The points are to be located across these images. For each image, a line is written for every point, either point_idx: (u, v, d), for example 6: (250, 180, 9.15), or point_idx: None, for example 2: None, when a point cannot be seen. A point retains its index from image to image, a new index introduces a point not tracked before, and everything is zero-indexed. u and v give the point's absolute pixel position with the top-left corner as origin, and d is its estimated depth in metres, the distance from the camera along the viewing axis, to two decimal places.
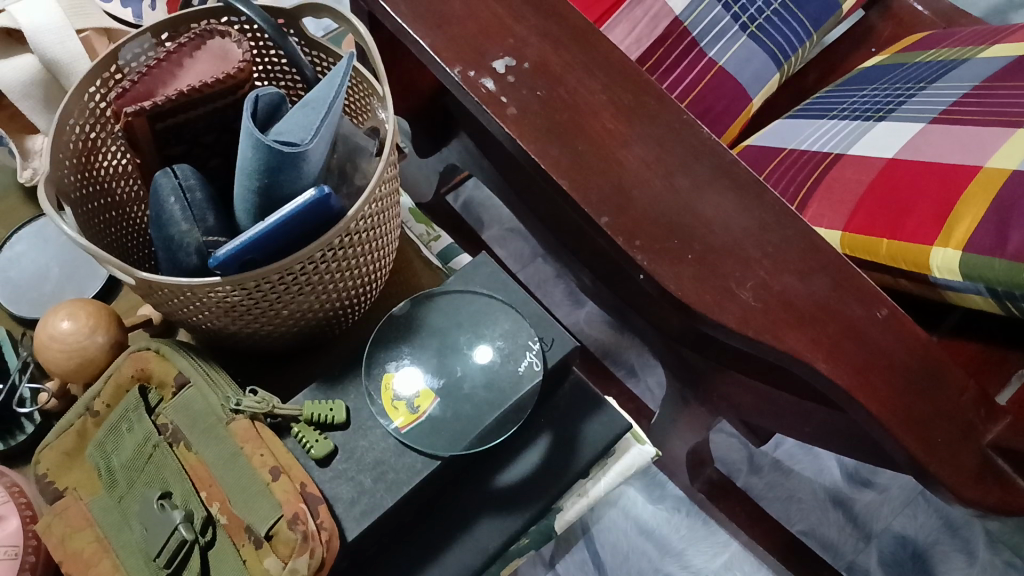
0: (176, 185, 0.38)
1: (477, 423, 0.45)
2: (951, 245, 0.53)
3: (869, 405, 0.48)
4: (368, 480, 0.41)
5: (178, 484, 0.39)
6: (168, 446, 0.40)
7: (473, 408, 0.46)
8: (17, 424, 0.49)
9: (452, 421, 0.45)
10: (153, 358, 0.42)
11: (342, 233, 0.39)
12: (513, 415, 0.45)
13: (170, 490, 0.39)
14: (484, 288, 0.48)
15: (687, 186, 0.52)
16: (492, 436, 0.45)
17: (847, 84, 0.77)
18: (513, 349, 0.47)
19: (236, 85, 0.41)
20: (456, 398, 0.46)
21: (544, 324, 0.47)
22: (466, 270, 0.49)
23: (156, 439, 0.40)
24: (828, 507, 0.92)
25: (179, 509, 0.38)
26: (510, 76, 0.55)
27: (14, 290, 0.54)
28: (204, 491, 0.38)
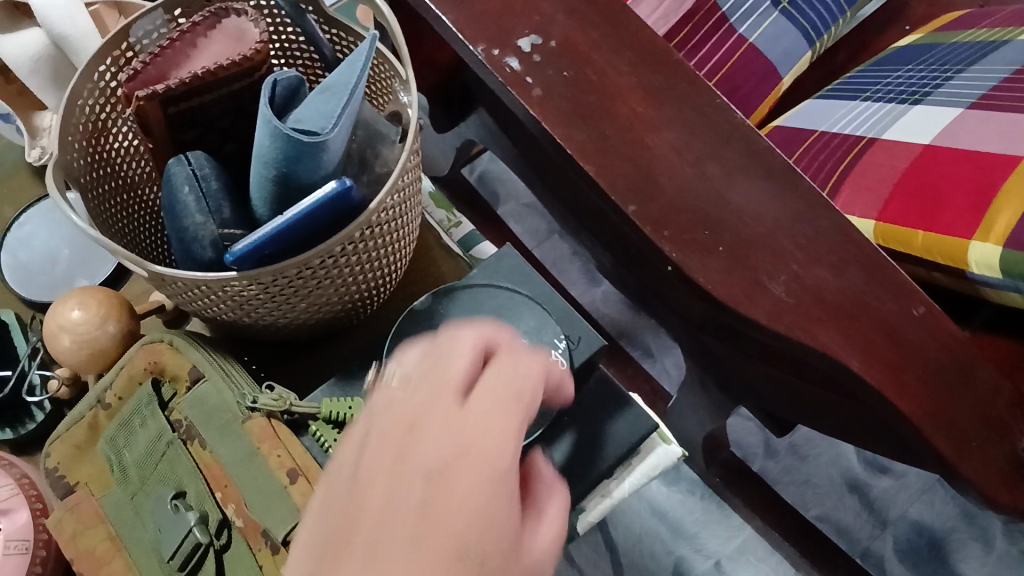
0: (191, 174, 0.37)
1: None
2: (990, 240, 0.51)
3: (902, 405, 0.47)
4: None
5: (192, 484, 0.38)
6: (183, 443, 0.39)
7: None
8: (25, 411, 0.51)
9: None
10: (166, 352, 0.41)
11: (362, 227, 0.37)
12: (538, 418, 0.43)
13: (184, 489, 0.38)
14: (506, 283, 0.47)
15: (718, 174, 0.50)
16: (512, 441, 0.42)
17: (881, 64, 0.74)
18: (538, 346, 0.44)
19: (255, 67, 0.39)
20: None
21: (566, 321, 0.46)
22: (490, 263, 0.48)
23: (170, 436, 0.39)
24: (844, 493, 0.91)
25: (194, 510, 0.37)
26: (536, 55, 0.53)
27: (26, 272, 0.55)
28: (220, 492, 0.37)
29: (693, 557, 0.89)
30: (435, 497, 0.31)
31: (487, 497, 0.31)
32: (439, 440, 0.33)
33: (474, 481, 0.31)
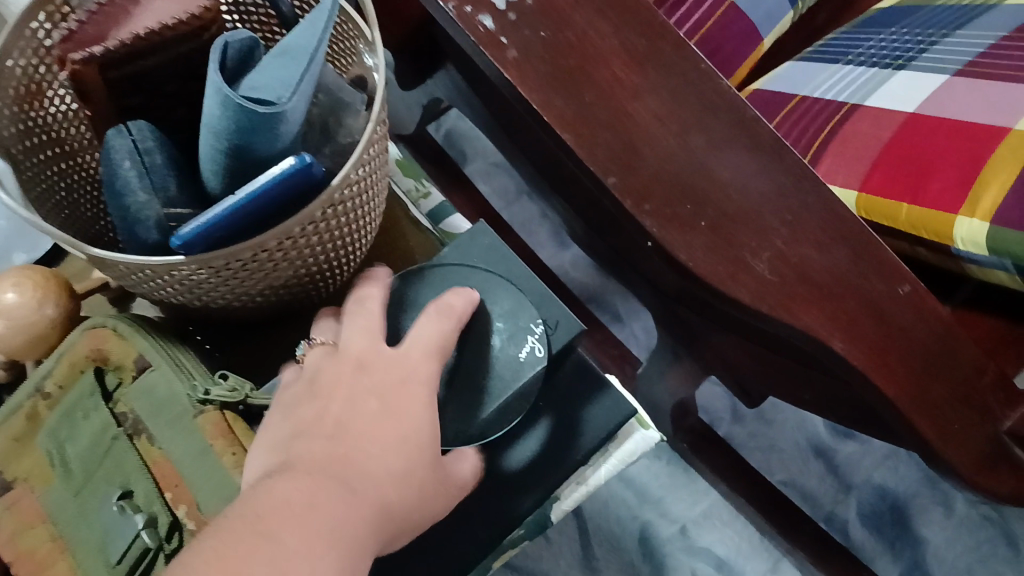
0: (133, 146, 0.33)
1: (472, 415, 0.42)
2: (977, 216, 0.50)
3: (885, 387, 0.46)
4: None
5: (139, 483, 0.38)
6: (129, 438, 0.39)
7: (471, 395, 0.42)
8: None
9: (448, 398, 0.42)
10: (110, 338, 0.41)
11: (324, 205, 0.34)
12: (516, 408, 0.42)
13: (131, 489, 0.39)
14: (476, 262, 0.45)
15: (702, 145, 0.48)
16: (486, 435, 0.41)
17: (865, 24, 0.71)
18: (512, 331, 0.43)
19: (203, 27, 0.35)
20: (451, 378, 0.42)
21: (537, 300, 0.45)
22: (463, 244, 0.46)
23: (116, 431, 0.39)
24: (809, 458, 0.92)
25: (141, 513, 0.38)
26: (511, 13, 0.49)
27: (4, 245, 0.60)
28: (170, 492, 0.38)
29: (658, 522, 0.89)
30: (392, 409, 0.37)
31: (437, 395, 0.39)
32: (386, 369, 0.38)
33: (422, 396, 0.38)
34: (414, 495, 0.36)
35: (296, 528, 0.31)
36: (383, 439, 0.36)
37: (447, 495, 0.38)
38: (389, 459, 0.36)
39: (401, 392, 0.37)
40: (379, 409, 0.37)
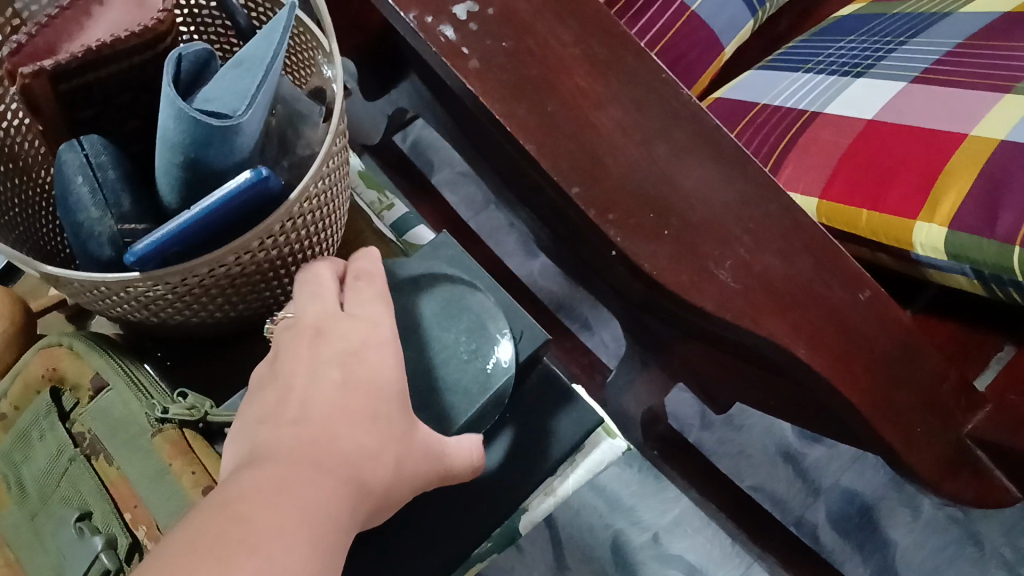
0: (85, 161, 0.33)
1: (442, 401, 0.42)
2: (936, 221, 0.51)
3: (849, 394, 0.46)
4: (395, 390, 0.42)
5: (100, 506, 0.40)
6: (85, 458, 0.42)
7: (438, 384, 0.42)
8: None
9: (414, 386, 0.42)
10: (65, 358, 0.44)
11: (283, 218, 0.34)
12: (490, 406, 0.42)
13: (88, 511, 0.41)
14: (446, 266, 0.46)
15: (665, 154, 0.48)
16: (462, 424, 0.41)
17: (824, 32, 0.72)
18: (480, 341, 0.43)
19: (157, 38, 0.35)
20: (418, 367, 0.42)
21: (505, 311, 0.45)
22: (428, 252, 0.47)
23: (72, 452, 0.42)
24: (778, 463, 0.92)
25: (99, 535, 0.40)
26: (472, 23, 0.49)
27: None
28: (126, 513, 0.40)
29: (630, 530, 0.89)
30: (356, 377, 0.36)
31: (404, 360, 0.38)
32: (344, 335, 0.38)
33: (384, 361, 0.37)
34: (399, 462, 0.35)
35: (288, 511, 0.29)
36: (353, 408, 0.35)
37: (436, 459, 0.37)
38: (368, 429, 0.35)
39: (364, 358, 0.37)
40: (347, 379, 0.36)
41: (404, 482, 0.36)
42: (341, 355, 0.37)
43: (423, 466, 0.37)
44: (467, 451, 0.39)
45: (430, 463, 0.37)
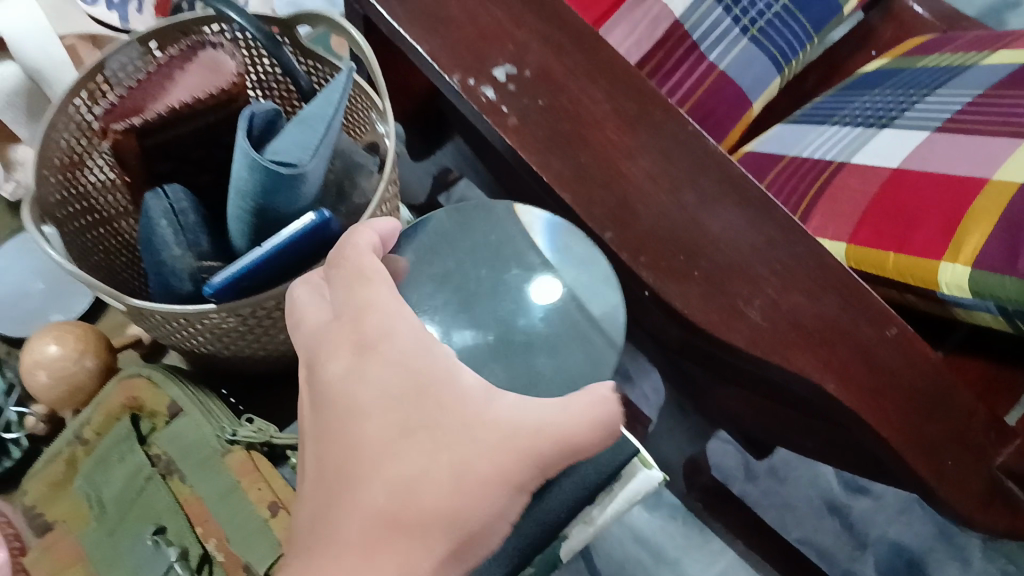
0: (169, 208, 0.40)
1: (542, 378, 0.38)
2: (960, 261, 0.52)
3: (880, 428, 0.47)
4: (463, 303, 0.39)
5: (172, 522, 0.49)
6: (162, 476, 0.50)
7: (522, 364, 0.38)
8: None
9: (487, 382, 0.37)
10: (143, 387, 0.52)
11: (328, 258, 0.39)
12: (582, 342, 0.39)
13: (163, 525, 0.49)
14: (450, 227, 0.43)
15: (693, 201, 0.51)
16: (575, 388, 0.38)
17: (849, 88, 0.76)
18: (537, 334, 0.38)
19: (230, 98, 0.43)
20: (494, 347, 0.38)
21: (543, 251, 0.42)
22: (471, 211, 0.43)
23: (151, 470, 0.50)
24: (824, 515, 0.91)
25: (175, 546, 0.48)
26: (511, 84, 0.54)
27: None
28: (199, 527, 0.49)
29: None
30: (372, 405, 0.35)
31: (415, 345, 0.36)
32: (347, 343, 0.37)
33: (384, 367, 0.36)
34: (469, 465, 0.34)
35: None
36: (387, 438, 0.35)
37: (522, 428, 0.34)
38: (411, 457, 0.34)
39: (367, 379, 0.36)
40: (362, 410, 0.35)
41: (488, 476, 0.34)
42: (348, 387, 0.36)
43: (507, 439, 0.34)
44: (557, 412, 0.35)
45: (512, 435, 0.34)
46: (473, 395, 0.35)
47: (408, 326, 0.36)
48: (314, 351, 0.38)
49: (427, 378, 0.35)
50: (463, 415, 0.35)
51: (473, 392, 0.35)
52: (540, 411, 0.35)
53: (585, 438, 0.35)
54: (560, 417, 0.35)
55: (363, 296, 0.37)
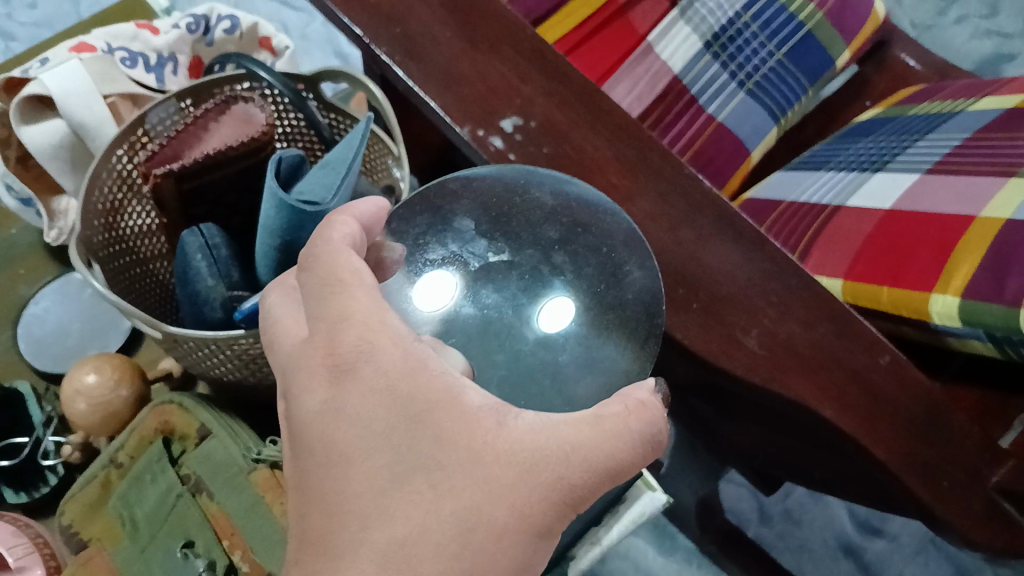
0: (203, 243, 0.48)
1: (579, 371, 0.46)
2: (949, 292, 0.54)
3: (877, 451, 0.49)
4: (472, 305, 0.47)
5: (201, 536, 0.57)
6: (190, 494, 0.58)
7: (549, 357, 0.46)
8: (41, 476, 0.70)
9: (500, 370, 0.45)
10: (173, 413, 0.62)
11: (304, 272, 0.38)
12: (619, 330, 0.48)
13: (192, 540, 0.57)
14: (486, 220, 0.49)
15: (691, 238, 0.53)
16: (615, 374, 0.47)
17: (844, 137, 0.79)
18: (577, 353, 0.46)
19: (258, 144, 0.52)
20: (522, 359, 0.46)
21: (584, 238, 0.49)
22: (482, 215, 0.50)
23: (180, 489, 0.58)
24: (839, 557, 0.92)
25: (202, 557, 0.56)
26: (518, 134, 0.56)
27: (48, 345, 0.76)
28: (226, 540, 0.57)
29: None
30: (364, 432, 0.35)
31: (403, 367, 0.36)
32: (323, 369, 0.36)
33: (369, 393, 0.35)
34: (476, 501, 0.34)
35: None
36: (376, 480, 0.34)
37: (544, 451, 0.35)
38: (408, 498, 0.34)
39: (348, 411, 0.35)
40: (346, 446, 0.35)
41: (502, 512, 0.34)
42: (327, 421, 0.36)
43: (523, 461, 0.35)
44: (587, 434, 0.35)
45: (530, 461, 0.35)
46: (485, 418, 0.35)
47: (394, 350, 0.36)
48: (292, 376, 0.37)
49: (419, 400, 0.35)
50: (467, 442, 0.35)
51: (475, 412, 0.35)
52: (561, 430, 0.35)
53: (620, 454, 0.36)
54: (589, 438, 0.35)
55: (340, 307, 0.37)
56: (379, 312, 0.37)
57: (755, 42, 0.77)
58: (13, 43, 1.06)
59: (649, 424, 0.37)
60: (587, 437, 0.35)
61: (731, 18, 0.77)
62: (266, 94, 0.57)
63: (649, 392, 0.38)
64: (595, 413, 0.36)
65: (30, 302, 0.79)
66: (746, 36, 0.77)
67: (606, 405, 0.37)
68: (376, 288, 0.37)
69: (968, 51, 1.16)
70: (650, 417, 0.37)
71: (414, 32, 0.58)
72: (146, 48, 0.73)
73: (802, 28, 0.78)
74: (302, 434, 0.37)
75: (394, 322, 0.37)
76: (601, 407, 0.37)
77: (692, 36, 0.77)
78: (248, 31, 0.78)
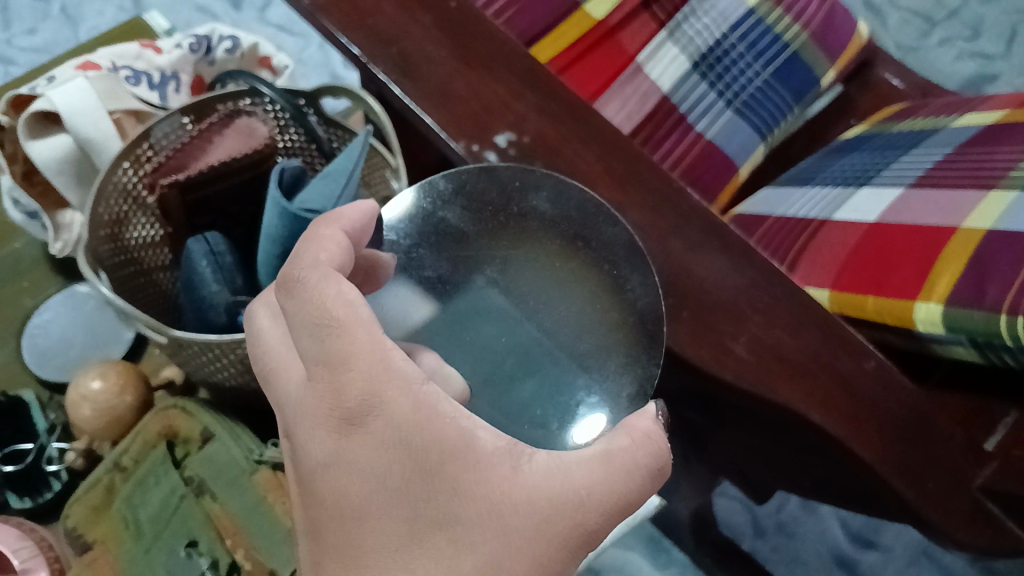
0: (209, 250, 0.55)
1: (574, 410, 0.54)
2: (933, 299, 0.55)
3: (863, 452, 0.50)
4: (481, 354, 0.56)
5: (204, 536, 0.62)
6: (194, 496, 0.64)
7: (547, 429, 0.52)
8: (46, 483, 0.72)
9: (500, 396, 0.54)
10: (178, 416, 0.67)
11: (296, 312, 0.37)
12: (619, 373, 0.56)
13: (195, 541, 0.62)
14: (502, 257, 0.61)
15: (680, 248, 0.54)
16: (616, 399, 0.54)
17: (829, 154, 0.81)
18: (569, 404, 0.54)
19: (261, 157, 0.61)
20: (518, 405, 0.54)
21: (585, 252, 0.59)
22: (504, 275, 0.60)
23: (184, 491, 0.64)
24: (833, 569, 0.93)
25: (205, 556, 0.62)
26: (511, 150, 0.57)
27: (46, 356, 0.78)
28: (229, 539, 0.62)
29: None
30: (380, 490, 0.36)
31: (416, 417, 0.36)
32: (333, 420, 0.36)
33: (384, 447, 0.36)
34: (497, 554, 0.35)
35: None
36: (394, 536, 0.35)
37: (562, 500, 0.36)
38: (427, 554, 0.35)
39: (360, 464, 0.36)
40: (361, 500, 0.36)
41: (522, 565, 0.35)
42: (337, 475, 0.36)
43: (540, 511, 0.35)
44: (600, 475, 0.36)
45: (546, 511, 0.35)
46: (500, 465, 0.36)
47: (405, 399, 0.36)
48: (296, 422, 0.38)
49: (434, 452, 0.36)
50: (484, 494, 0.36)
51: (489, 461, 0.36)
52: (574, 472, 0.36)
53: (629, 491, 0.37)
54: (601, 478, 0.36)
55: (339, 350, 0.36)
56: (384, 356, 0.36)
57: (742, 62, 0.79)
58: (13, 68, 1.07)
59: (655, 457, 0.37)
60: (599, 477, 0.36)
61: (717, 39, 0.79)
62: (268, 110, 0.61)
63: (651, 420, 0.39)
64: (604, 450, 0.37)
65: (34, 313, 0.80)
66: (733, 56, 0.79)
67: (612, 438, 0.38)
68: (374, 324, 0.36)
69: (952, 72, 1.19)
70: (655, 449, 0.38)
71: (408, 52, 0.58)
72: (150, 67, 0.75)
73: (786, 49, 0.80)
74: (313, 484, 0.37)
75: (399, 363, 0.36)
76: (608, 442, 0.38)
77: (679, 56, 0.78)
78: (249, 51, 0.81)
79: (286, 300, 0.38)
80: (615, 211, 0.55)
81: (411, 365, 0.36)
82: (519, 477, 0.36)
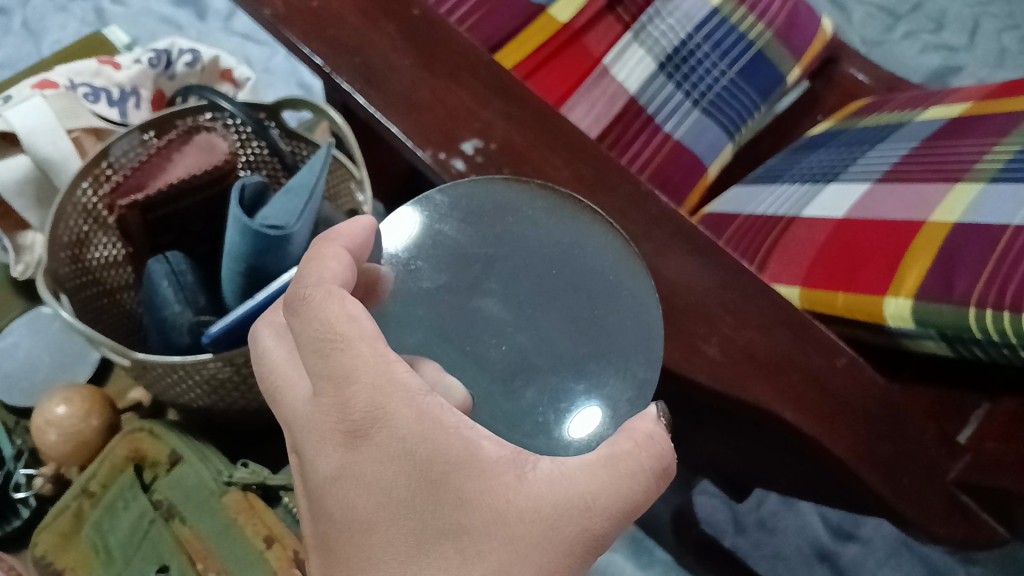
0: (169, 271, 0.55)
1: (567, 415, 0.47)
2: (902, 295, 0.55)
3: (837, 449, 0.50)
4: (467, 360, 0.49)
5: (174, 560, 0.63)
6: (162, 521, 0.64)
7: (546, 441, 0.46)
8: (14, 510, 0.73)
9: (499, 404, 0.48)
10: (144, 438, 0.67)
11: (310, 336, 0.36)
12: (615, 373, 0.49)
13: (166, 565, 0.63)
14: (504, 261, 0.53)
15: (649, 252, 0.54)
16: (616, 404, 0.48)
17: (799, 151, 0.81)
18: (563, 406, 0.48)
19: (224, 173, 0.60)
20: (508, 415, 0.47)
21: (584, 258, 0.52)
22: (508, 281, 0.52)
23: (152, 515, 0.64)
24: (814, 563, 0.93)
25: None
26: (478, 156, 0.56)
27: (10, 379, 0.77)
28: (200, 562, 0.62)
29: None
30: (389, 505, 0.35)
31: (419, 429, 0.35)
32: (338, 435, 0.36)
33: (387, 460, 0.35)
34: (504, 563, 0.34)
35: None
36: (404, 547, 0.34)
37: (567, 505, 0.35)
38: (435, 564, 0.34)
39: (367, 477, 0.35)
40: (369, 513, 0.35)
41: (528, 571, 0.34)
42: (344, 488, 0.36)
43: (546, 519, 0.34)
44: (605, 479, 0.36)
45: (552, 517, 0.34)
46: (504, 474, 0.35)
47: (409, 411, 0.35)
48: (304, 437, 0.37)
49: (440, 463, 0.35)
50: (490, 504, 0.34)
51: (495, 470, 0.35)
52: (578, 478, 0.36)
53: (634, 494, 0.36)
54: (605, 484, 0.36)
55: (343, 365, 0.36)
56: (386, 368, 0.35)
57: (708, 62, 0.79)
58: None
59: (657, 458, 0.37)
60: (604, 481, 0.36)
61: (682, 39, 0.79)
62: (229, 124, 0.63)
63: (652, 422, 0.38)
64: (607, 453, 0.37)
65: None
66: (698, 56, 0.79)
67: (614, 442, 0.37)
68: (377, 338, 0.36)
69: (917, 65, 1.20)
70: (658, 450, 0.37)
71: (372, 61, 0.58)
72: (109, 83, 0.74)
73: (751, 47, 0.81)
74: (320, 499, 0.36)
75: (402, 375, 0.36)
76: (611, 445, 0.37)
77: (646, 58, 0.78)
78: (209, 64, 0.81)
79: (292, 320, 0.37)
80: (603, 217, 0.53)
81: (413, 378, 0.36)
82: (528, 484, 0.35)
